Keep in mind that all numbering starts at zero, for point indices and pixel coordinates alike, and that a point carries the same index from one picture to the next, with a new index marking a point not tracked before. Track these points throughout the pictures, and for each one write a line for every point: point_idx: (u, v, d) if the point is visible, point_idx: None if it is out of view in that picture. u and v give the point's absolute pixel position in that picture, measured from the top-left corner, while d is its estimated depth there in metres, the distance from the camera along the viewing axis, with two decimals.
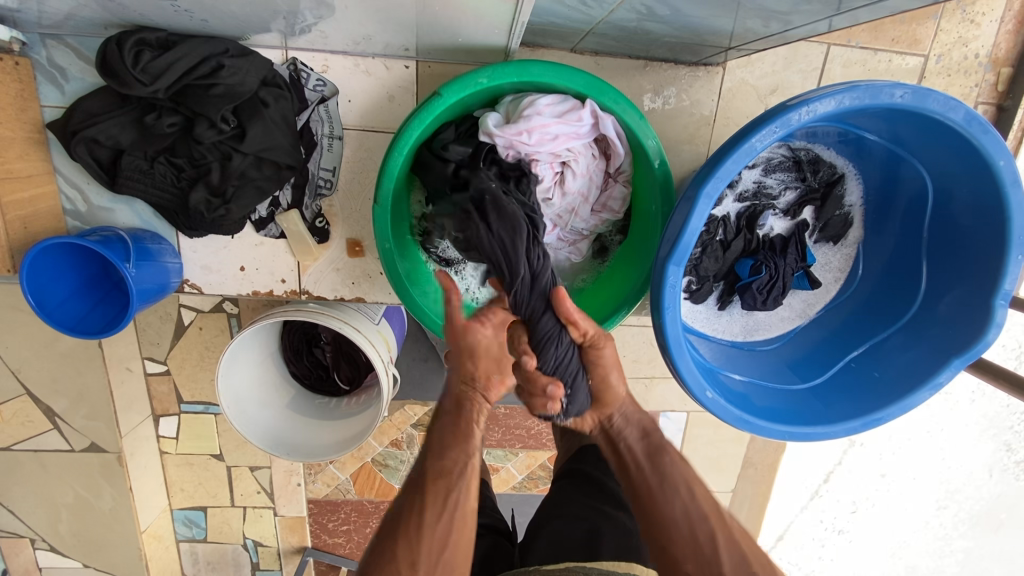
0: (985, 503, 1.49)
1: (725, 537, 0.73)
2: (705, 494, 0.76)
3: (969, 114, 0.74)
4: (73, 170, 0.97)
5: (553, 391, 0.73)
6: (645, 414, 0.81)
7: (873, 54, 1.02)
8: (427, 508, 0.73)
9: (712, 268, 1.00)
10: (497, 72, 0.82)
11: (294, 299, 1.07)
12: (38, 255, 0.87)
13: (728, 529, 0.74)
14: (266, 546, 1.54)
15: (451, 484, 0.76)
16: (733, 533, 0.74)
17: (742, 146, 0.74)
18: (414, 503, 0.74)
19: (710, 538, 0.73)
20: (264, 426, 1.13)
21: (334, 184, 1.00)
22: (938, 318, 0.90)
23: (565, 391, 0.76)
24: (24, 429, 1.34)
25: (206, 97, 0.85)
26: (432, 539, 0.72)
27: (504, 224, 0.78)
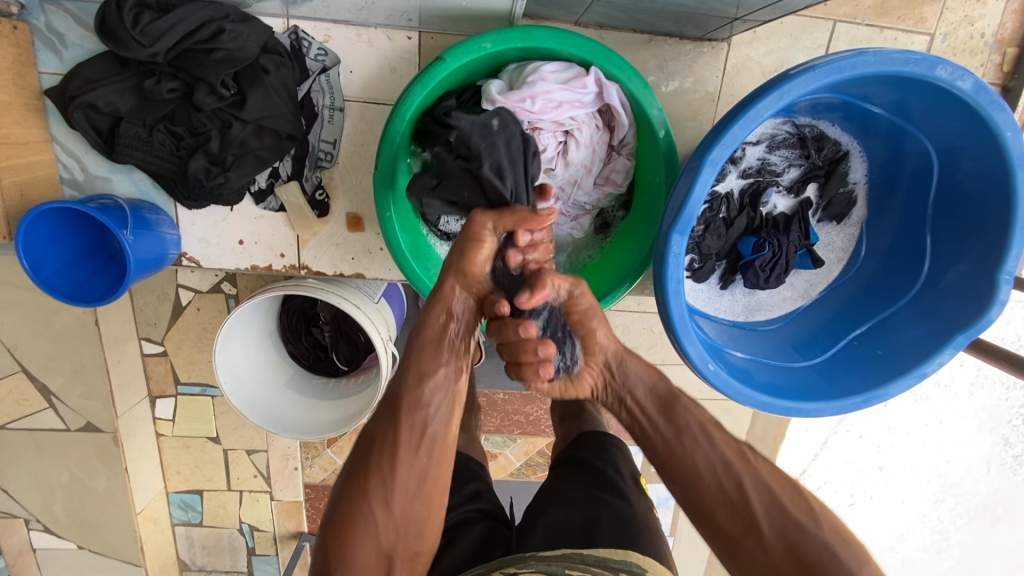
0: (983, 497, 1.48)
1: (752, 474, 0.70)
2: (728, 437, 0.72)
3: (977, 83, 0.74)
4: (71, 138, 0.96)
5: (547, 353, 0.70)
6: (644, 364, 0.74)
7: (878, 32, 1.01)
8: (390, 454, 0.70)
9: (715, 246, 0.99)
10: (501, 37, 0.82)
11: (293, 274, 1.06)
12: (34, 220, 0.86)
13: (759, 469, 0.71)
14: (262, 531, 1.53)
15: (422, 422, 0.71)
16: (764, 472, 0.71)
17: (748, 113, 0.73)
18: (372, 448, 0.71)
19: (737, 480, 0.69)
20: (262, 404, 1.12)
21: (334, 157, 0.99)
22: (941, 294, 0.90)
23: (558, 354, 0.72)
24: (19, 407, 1.32)
25: (207, 62, 0.84)
26: (404, 486, 0.71)
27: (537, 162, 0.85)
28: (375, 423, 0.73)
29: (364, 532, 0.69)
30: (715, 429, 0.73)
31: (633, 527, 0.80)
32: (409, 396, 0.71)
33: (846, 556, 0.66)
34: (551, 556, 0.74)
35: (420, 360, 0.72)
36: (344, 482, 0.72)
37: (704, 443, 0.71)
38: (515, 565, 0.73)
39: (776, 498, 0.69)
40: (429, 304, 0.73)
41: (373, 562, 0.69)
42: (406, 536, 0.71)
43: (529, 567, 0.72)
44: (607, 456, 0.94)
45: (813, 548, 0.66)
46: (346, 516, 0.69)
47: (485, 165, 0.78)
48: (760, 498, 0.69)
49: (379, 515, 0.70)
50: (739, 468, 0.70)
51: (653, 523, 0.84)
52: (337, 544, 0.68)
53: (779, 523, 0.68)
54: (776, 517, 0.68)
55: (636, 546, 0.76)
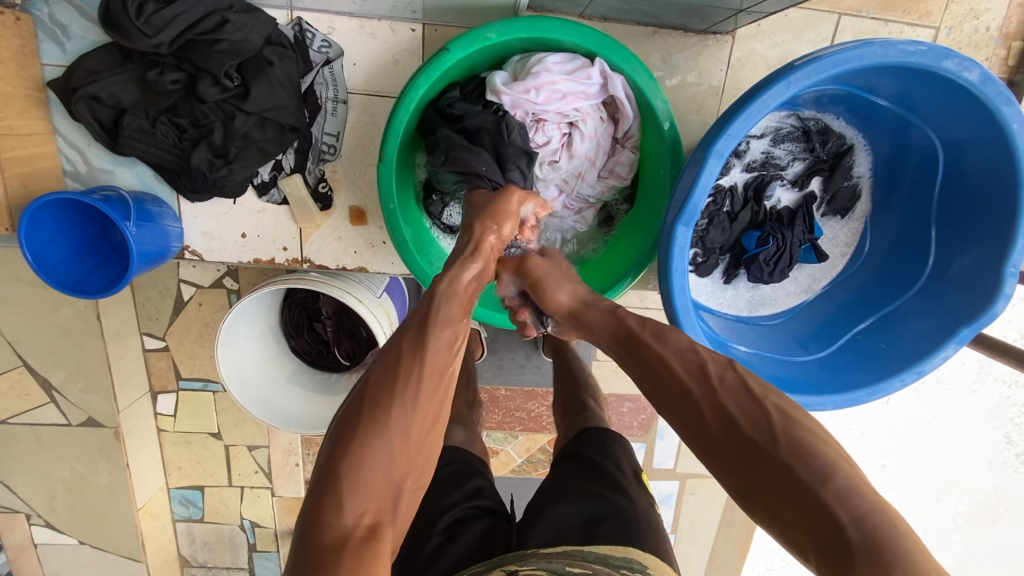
0: (984, 496, 1.48)
1: (705, 389, 0.64)
2: (690, 359, 0.67)
3: (983, 74, 0.74)
4: (74, 131, 0.96)
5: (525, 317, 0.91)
6: (602, 308, 0.80)
7: (884, 25, 1.01)
8: (411, 378, 0.65)
9: (719, 240, 0.99)
10: (505, 28, 0.82)
11: (295, 268, 1.06)
12: (37, 211, 0.86)
13: (721, 388, 0.64)
14: (263, 527, 1.53)
15: (446, 356, 0.70)
16: (726, 391, 0.63)
17: (754, 104, 0.73)
18: (390, 370, 0.66)
19: (691, 395, 0.65)
20: (264, 398, 1.12)
21: (337, 150, 0.99)
22: (948, 287, 0.89)
23: (535, 317, 0.90)
24: (20, 401, 1.32)
25: (210, 53, 0.84)
26: (426, 414, 0.65)
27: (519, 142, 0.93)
28: (393, 349, 0.68)
29: (377, 456, 0.61)
30: (676, 353, 0.69)
31: (635, 524, 0.79)
32: (427, 333, 0.69)
33: (804, 471, 0.56)
34: (552, 553, 0.73)
35: (448, 305, 0.73)
36: (351, 407, 0.65)
37: (662, 365, 0.69)
38: (515, 564, 0.72)
39: (728, 411, 0.62)
40: (456, 253, 0.80)
41: (382, 492, 0.61)
42: (416, 468, 0.65)
43: (530, 564, 0.71)
44: (607, 452, 0.93)
45: (770, 461, 0.58)
46: (356, 447, 0.61)
47: (508, 146, 0.87)
48: (714, 413, 0.63)
49: (395, 439, 0.62)
50: (693, 386, 0.65)
51: (655, 520, 0.83)
52: (343, 466, 0.60)
53: (733, 437, 0.61)
54: (731, 432, 0.61)
55: (637, 543, 0.75)
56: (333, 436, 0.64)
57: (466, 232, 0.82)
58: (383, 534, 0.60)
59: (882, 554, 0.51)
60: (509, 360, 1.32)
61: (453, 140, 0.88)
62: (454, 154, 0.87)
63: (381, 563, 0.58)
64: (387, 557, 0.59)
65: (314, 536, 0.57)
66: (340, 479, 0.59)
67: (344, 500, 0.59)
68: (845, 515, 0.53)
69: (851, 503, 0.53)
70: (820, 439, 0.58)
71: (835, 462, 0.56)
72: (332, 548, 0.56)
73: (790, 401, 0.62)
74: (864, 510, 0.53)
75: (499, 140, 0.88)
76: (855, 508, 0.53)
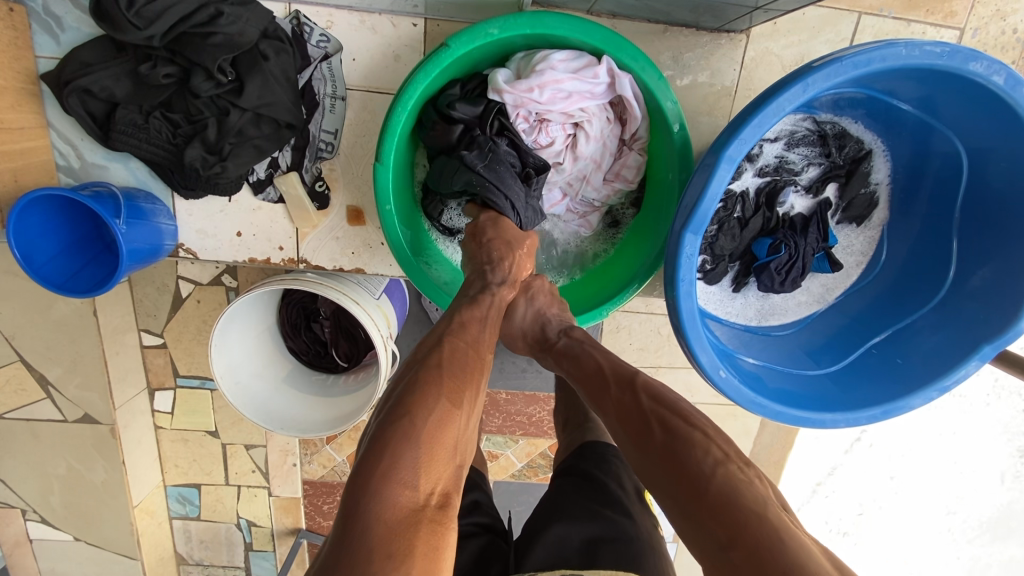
0: (996, 510, 1.43)
1: (612, 410, 0.68)
2: (601, 377, 0.72)
3: (1013, 78, 0.69)
4: (67, 124, 0.94)
5: None
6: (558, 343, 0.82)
7: (906, 26, 0.97)
8: (465, 364, 0.68)
9: (729, 247, 0.96)
10: (508, 24, 0.79)
11: (292, 268, 1.03)
12: (26, 207, 0.84)
13: (618, 405, 0.68)
14: (260, 526, 1.51)
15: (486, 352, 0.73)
16: (624, 408, 0.67)
17: (770, 105, 0.69)
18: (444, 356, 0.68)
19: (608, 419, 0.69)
20: (259, 399, 1.10)
21: (335, 147, 0.96)
22: (969, 297, 0.85)
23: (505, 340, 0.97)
24: (16, 396, 1.30)
25: (204, 46, 0.81)
26: (479, 405, 0.68)
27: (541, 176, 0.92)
28: (439, 339, 0.71)
29: (446, 430, 0.60)
30: (591, 373, 0.74)
31: (637, 547, 0.76)
32: (480, 339, 0.74)
33: (687, 482, 0.57)
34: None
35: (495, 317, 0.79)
36: (410, 383, 0.64)
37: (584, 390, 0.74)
38: None
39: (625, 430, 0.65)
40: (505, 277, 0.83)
41: (447, 470, 0.59)
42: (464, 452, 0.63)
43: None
44: (608, 468, 0.90)
45: (661, 476, 0.60)
46: (429, 416, 0.60)
47: (537, 189, 0.92)
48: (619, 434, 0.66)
49: (461, 417, 0.63)
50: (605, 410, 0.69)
51: (658, 542, 0.80)
52: (413, 437, 0.58)
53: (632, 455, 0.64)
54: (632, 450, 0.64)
55: (638, 569, 0.72)
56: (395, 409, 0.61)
57: (506, 257, 0.84)
58: (452, 513, 0.57)
59: (761, 562, 0.49)
60: (510, 364, 1.29)
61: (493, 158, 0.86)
62: (500, 170, 0.86)
63: (449, 544, 0.55)
64: (456, 537, 0.55)
65: (379, 508, 0.52)
66: (415, 445, 0.57)
67: (416, 470, 0.56)
68: (720, 525, 0.53)
69: (724, 516, 0.53)
70: (698, 445, 0.59)
71: (711, 471, 0.56)
72: (404, 521, 0.52)
73: (679, 411, 0.63)
74: (737, 516, 0.52)
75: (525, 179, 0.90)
76: (726, 522, 0.52)
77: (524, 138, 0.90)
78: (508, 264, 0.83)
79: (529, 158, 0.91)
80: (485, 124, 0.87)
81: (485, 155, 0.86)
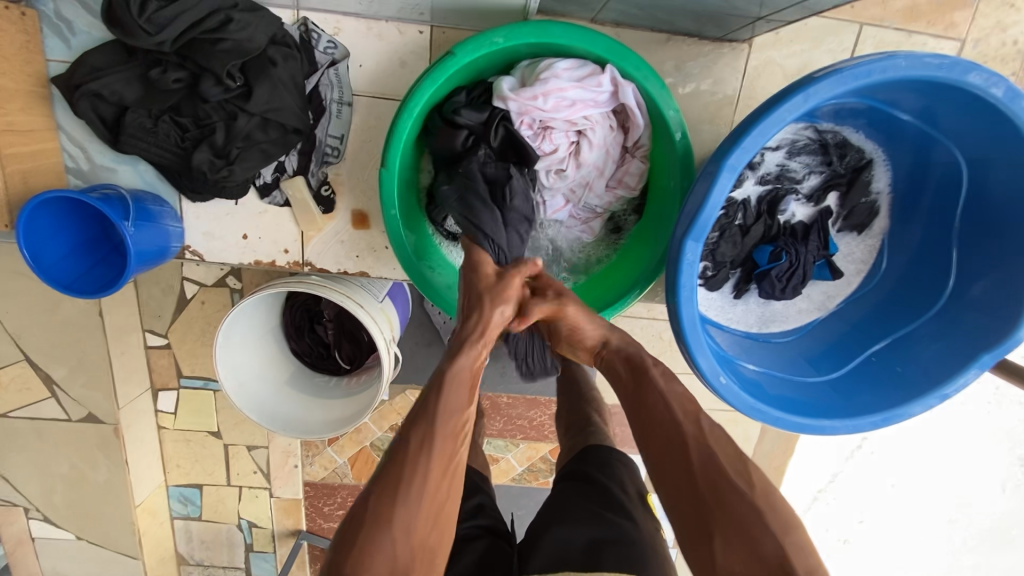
0: (996, 519, 1.43)
1: (697, 431, 0.69)
2: (686, 400, 0.73)
3: (1012, 90, 0.70)
4: (76, 126, 0.95)
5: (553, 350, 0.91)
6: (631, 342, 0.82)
7: (907, 36, 0.97)
8: (426, 471, 0.63)
9: (729, 254, 0.96)
10: (513, 32, 0.80)
11: (297, 271, 1.04)
12: (35, 209, 0.85)
13: (709, 435, 0.69)
14: (260, 527, 1.52)
15: (454, 443, 0.66)
16: (714, 438, 0.68)
17: (771, 115, 0.70)
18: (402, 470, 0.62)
19: (683, 436, 0.69)
20: (262, 400, 1.11)
21: (341, 152, 0.97)
22: (971, 305, 0.85)
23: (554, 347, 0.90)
24: (21, 395, 1.31)
25: (213, 52, 0.82)
26: (427, 509, 0.61)
27: (519, 194, 0.87)
28: (399, 444, 0.64)
29: (374, 558, 0.58)
30: (673, 394, 0.74)
31: (639, 551, 0.76)
32: (434, 429, 0.65)
33: (772, 520, 0.61)
34: None
35: (454, 391, 0.69)
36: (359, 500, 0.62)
37: (660, 398, 0.73)
38: None
39: (707, 454, 0.66)
40: (464, 338, 0.75)
41: None
42: (425, 562, 0.61)
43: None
44: (610, 472, 0.91)
45: (738, 509, 0.62)
46: (358, 544, 0.58)
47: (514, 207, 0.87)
48: (698, 455, 0.67)
49: (395, 535, 0.59)
50: (686, 429, 0.69)
51: (661, 546, 0.80)
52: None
53: (710, 477, 0.65)
54: (710, 473, 0.65)
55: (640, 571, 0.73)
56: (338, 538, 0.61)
57: (470, 314, 0.78)
58: None
59: None
60: (512, 368, 1.29)
61: (472, 187, 0.86)
62: (470, 199, 0.85)
63: None
64: None
65: None
66: None
67: None
68: (802, 567, 0.58)
69: (807, 561, 0.59)
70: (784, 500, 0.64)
71: (795, 522, 0.62)
72: None
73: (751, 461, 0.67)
74: (820, 571, 0.58)
75: (501, 198, 0.87)
76: (810, 566, 0.58)
77: (529, 144, 0.89)
78: (474, 321, 0.77)
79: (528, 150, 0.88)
80: (490, 130, 0.87)
81: (461, 195, 0.87)
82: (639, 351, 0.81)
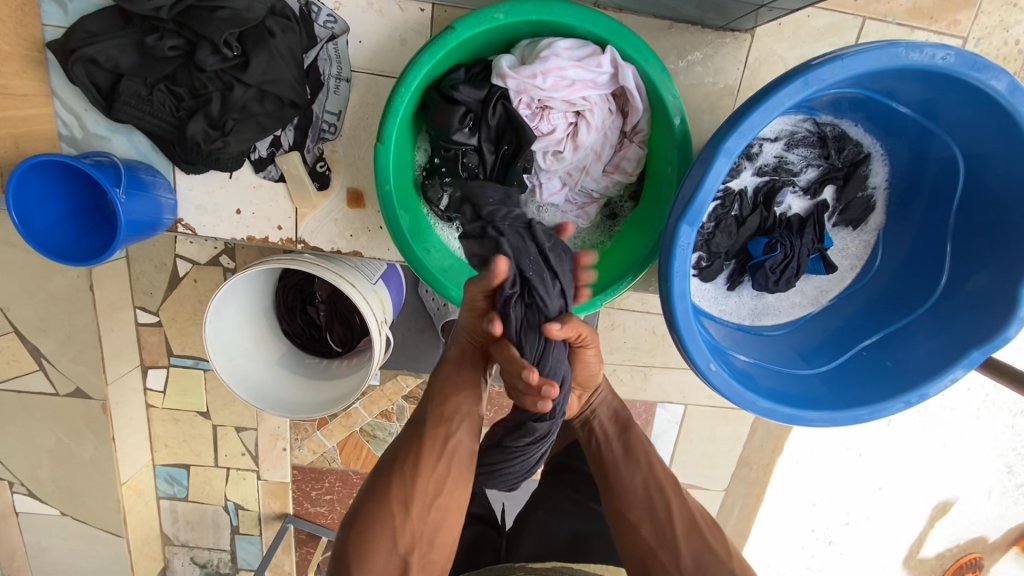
0: (982, 524, 1.44)
1: (680, 502, 0.76)
2: (665, 463, 0.81)
3: (1012, 83, 0.70)
4: (71, 93, 0.93)
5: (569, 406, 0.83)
6: (617, 396, 0.87)
7: (909, 32, 0.97)
8: (417, 462, 0.73)
9: (725, 245, 0.96)
10: (514, 9, 0.80)
11: (289, 248, 1.03)
12: (25, 173, 0.84)
13: (689, 501, 0.78)
14: (247, 510, 1.51)
15: (445, 426, 0.76)
16: (694, 506, 0.77)
17: (770, 100, 0.69)
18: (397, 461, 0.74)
19: (667, 507, 0.75)
20: (251, 379, 1.10)
21: (338, 129, 0.96)
22: (963, 300, 0.86)
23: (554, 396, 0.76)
24: (9, 367, 1.30)
25: (210, 20, 0.82)
26: (421, 486, 0.72)
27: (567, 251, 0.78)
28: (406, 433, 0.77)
29: (378, 526, 0.69)
30: (655, 456, 0.81)
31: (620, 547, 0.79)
32: (433, 414, 0.77)
33: None
34: (540, 567, 0.70)
35: (445, 382, 0.79)
36: (372, 481, 0.74)
37: (643, 466, 0.79)
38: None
39: (691, 523, 0.75)
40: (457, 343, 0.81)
41: (388, 558, 0.68)
42: (424, 543, 0.71)
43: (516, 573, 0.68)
44: None
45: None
46: (365, 517, 0.70)
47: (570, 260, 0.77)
48: (685, 529, 0.74)
49: (397, 514, 0.70)
50: (670, 494, 0.77)
51: None
52: (357, 544, 0.68)
53: (696, 551, 0.72)
54: (693, 539, 0.73)
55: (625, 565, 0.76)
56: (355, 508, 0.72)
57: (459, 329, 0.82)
58: None
59: None
60: None
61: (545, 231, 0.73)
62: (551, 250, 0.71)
63: None
64: None
65: None
66: (353, 553, 0.68)
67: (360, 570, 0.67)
68: None
69: None
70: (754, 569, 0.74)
71: None
72: None
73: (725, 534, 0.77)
74: None
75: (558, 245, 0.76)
76: None
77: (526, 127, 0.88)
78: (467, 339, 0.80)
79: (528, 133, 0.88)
80: (489, 108, 0.87)
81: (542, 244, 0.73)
82: (619, 405, 0.86)
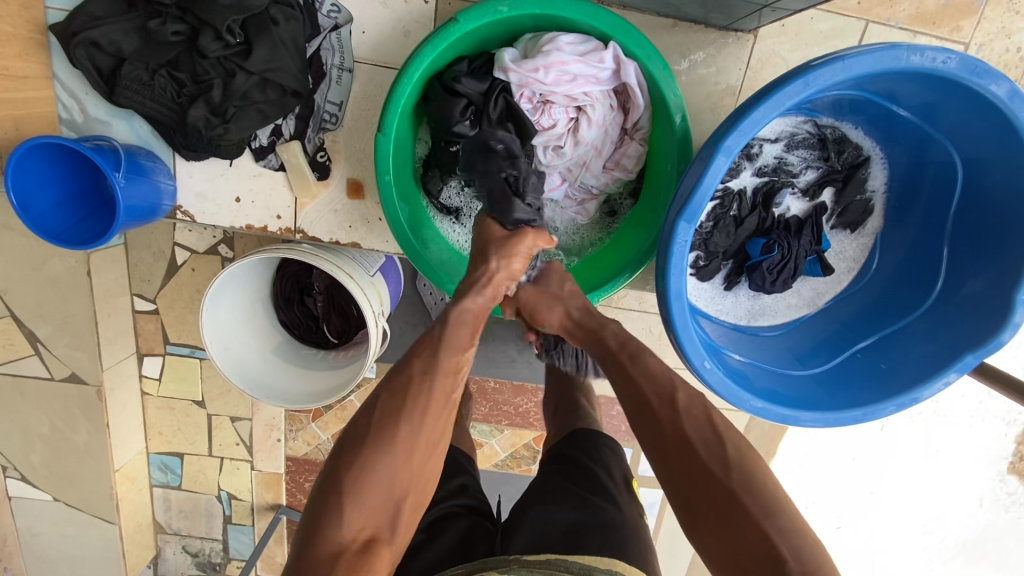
0: (973, 532, 1.44)
1: (672, 419, 0.71)
2: (665, 381, 0.74)
3: (1013, 89, 0.71)
4: (73, 78, 0.94)
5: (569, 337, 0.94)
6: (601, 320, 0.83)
7: (912, 37, 0.98)
8: (424, 410, 0.68)
9: (723, 244, 0.96)
10: (517, 1, 0.79)
11: (287, 238, 1.03)
12: (25, 154, 0.84)
13: (686, 414, 0.71)
14: (240, 500, 1.51)
15: (452, 378, 0.72)
16: (689, 417, 0.71)
17: (771, 98, 0.69)
18: (403, 405, 0.67)
19: (664, 429, 0.71)
20: (248, 367, 1.10)
21: (339, 119, 0.96)
22: (960, 305, 0.86)
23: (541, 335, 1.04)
24: (4, 351, 1.30)
25: (214, 6, 0.82)
26: (426, 434, 0.68)
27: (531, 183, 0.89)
28: (408, 371, 0.70)
29: (380, 468, 0.64)
30: (660, 372, 0.75)
31: (622, 539, 0.76)
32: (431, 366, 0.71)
33: (751, 503, 0.64)
34: (535, 560, 0.70)
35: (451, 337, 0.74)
36: (369, 411, 0.68)
37: (635, 389, 0.75)
38: (496, 569, 0.69)
39: (688, 439, 0.69)
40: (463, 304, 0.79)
41: (381, 503, 0.64)
42: (417, 490, 0.67)
43: (512, 572, 0.68)
44: (597, 457, 0.91)
45: (721, 499, 0.65)
46: (362, 453, 0.64)
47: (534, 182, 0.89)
48: (678, 450, 0.69)
49: (399, 456, 0.65)
50: (664, 414, 0.71)
51: (642, 531, 0.81)
52: (354, 479, 0.63)
53: (690, 471, 0.68)
54: (687, 457, 0.68)
55: (622, 556, 0.73)
56: (350, 438, 0.66)
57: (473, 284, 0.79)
58: (378, 550, 0.63)
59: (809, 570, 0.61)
60: (499, 352, 1.29)
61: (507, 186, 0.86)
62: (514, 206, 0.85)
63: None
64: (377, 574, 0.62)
65: (311, 545, 0.61)
66: (345, 494, 0.63)
67: (347, 512, 0.62)
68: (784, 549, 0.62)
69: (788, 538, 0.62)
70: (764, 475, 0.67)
71: (778, 500, 0.65)
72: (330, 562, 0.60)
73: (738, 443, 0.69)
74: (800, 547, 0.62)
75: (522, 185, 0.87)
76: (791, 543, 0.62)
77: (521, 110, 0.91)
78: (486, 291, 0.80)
79: (529, 128, 0.89)
80: (490, 101, 0.87)
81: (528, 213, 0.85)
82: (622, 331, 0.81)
